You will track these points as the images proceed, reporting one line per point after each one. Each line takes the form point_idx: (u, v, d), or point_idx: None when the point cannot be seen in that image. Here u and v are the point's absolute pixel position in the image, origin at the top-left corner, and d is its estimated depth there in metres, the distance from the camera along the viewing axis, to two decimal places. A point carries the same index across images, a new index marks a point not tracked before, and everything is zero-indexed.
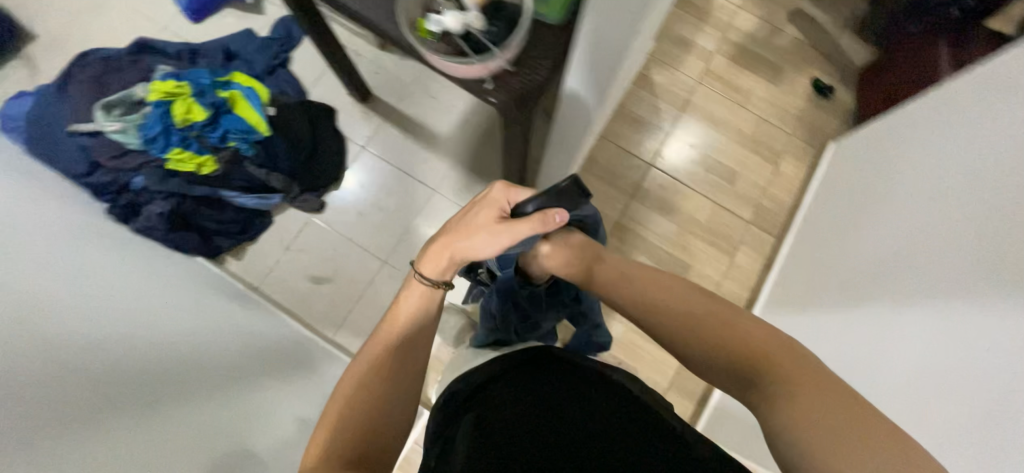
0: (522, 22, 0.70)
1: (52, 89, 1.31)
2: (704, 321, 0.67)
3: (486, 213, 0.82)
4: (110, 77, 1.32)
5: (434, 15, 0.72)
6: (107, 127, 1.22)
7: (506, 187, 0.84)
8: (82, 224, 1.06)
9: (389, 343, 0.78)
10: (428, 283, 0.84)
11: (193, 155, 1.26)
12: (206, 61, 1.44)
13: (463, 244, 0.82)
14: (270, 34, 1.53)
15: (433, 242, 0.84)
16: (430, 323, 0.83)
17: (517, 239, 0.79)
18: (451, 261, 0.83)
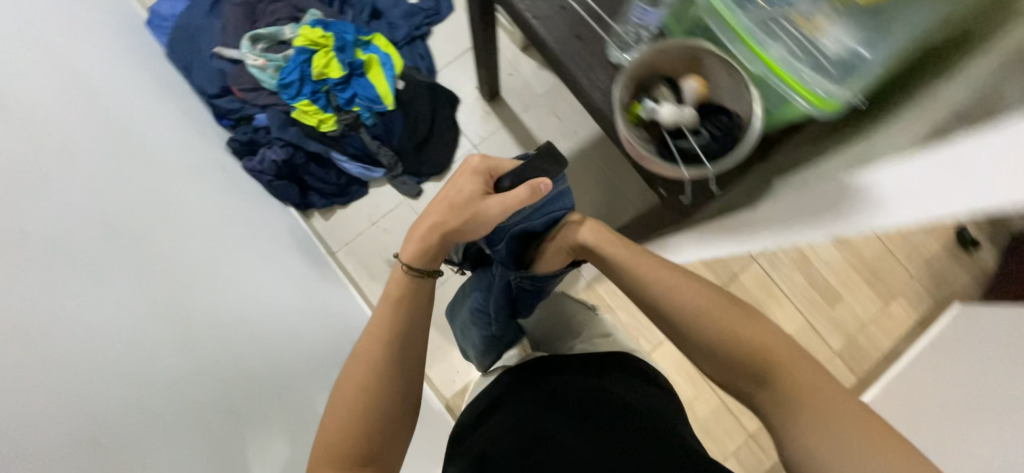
0: (743, 145, 0.66)
1: (209, 1, 1.31)
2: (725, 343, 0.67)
3: (469, 183, 0.79)
4: (262, 5, 1.30)
5: (650, 102, 0.69)
6: (249, 59, 1.22)
7: (483, 157, 0.82)
8: (199, 167, 1.09)
9: (380, 352, 0.75)
10: (416, 274, 0.79)
11: (317, 110, 1.25)
12: (352, 13, 1.41)
13: (457, 225, 0.78)
14: (418, 2, 1.48)
15: (414, 230, 0.81)
16: (413, 314, 0.78)
17: (507, 208, 0.76)
18: (440, 243, 0.79)
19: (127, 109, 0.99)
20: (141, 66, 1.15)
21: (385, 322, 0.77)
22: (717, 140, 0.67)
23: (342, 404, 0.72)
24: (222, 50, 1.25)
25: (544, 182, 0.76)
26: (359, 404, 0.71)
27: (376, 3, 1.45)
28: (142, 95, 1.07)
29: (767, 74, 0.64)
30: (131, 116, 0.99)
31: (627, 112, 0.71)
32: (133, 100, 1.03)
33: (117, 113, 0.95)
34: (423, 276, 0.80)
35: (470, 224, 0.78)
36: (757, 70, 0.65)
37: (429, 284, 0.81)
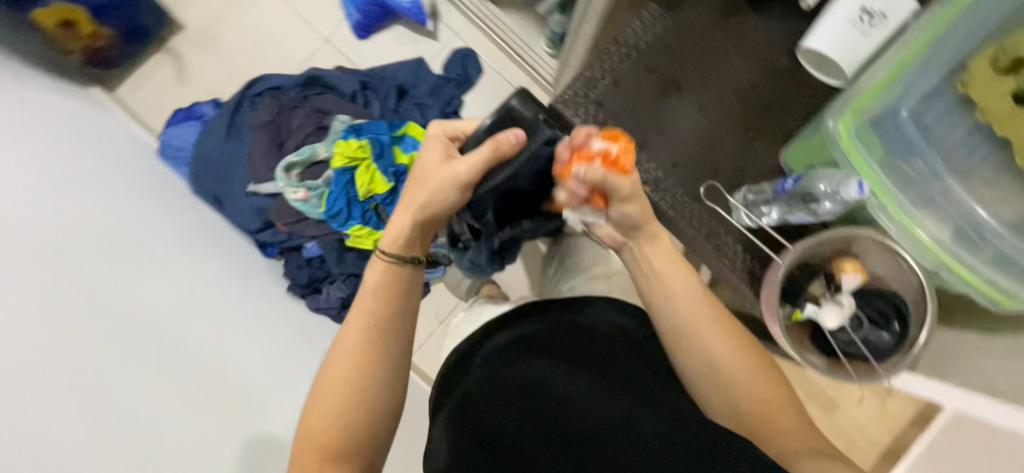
0: (928, 314, 0.62)
1: (224, 122, 1.19)
2: (719, 359, 0.62)
3: (434, 150, 0.78)
4: (285, 118, 1.18)
5: (809, 306, 0.66)
6: (289, 193, 1.12)
7: (443, 122, 0.81)
8: (258, 336, 1.00)
9: (359, 334, 0.70)
10: (393, 260, 0.74)
11: (372, 231, 1.16)
12: (378, 101, 1.27)
13: (426, 198, 0.75)
14: (444, 72, 1.33)
15: (397, 211, 0.79)
16: (399, 291, 0.74)
17: (477, 165, 0.74)
18: (416, 223, 0.76)
19: (166, 278, 0.89)
20: (168, 215, 1.05)
21: (370, 301, 0.72)
22: (879, 325, 0.66)
23: (339, 376, 0.68)
24: (258, 185, 1.14)
25: (513, 130, 0.72)
26: (351, 394, 0.68)
27: (400, 82, 1.30)
28: (179, 256, 0.98)
29: (943, 270, 0.61)
30: (172, 284, 0.89)
31: (789, 315, 0.68)
32: (170, 264, 0.93)
33: (156, 288, 0.86)
34: (395, 263, 0.74)
35: (441, 195, 0.75)
36: (930, 262, 0.61)
37: (412, 270, 0.76)
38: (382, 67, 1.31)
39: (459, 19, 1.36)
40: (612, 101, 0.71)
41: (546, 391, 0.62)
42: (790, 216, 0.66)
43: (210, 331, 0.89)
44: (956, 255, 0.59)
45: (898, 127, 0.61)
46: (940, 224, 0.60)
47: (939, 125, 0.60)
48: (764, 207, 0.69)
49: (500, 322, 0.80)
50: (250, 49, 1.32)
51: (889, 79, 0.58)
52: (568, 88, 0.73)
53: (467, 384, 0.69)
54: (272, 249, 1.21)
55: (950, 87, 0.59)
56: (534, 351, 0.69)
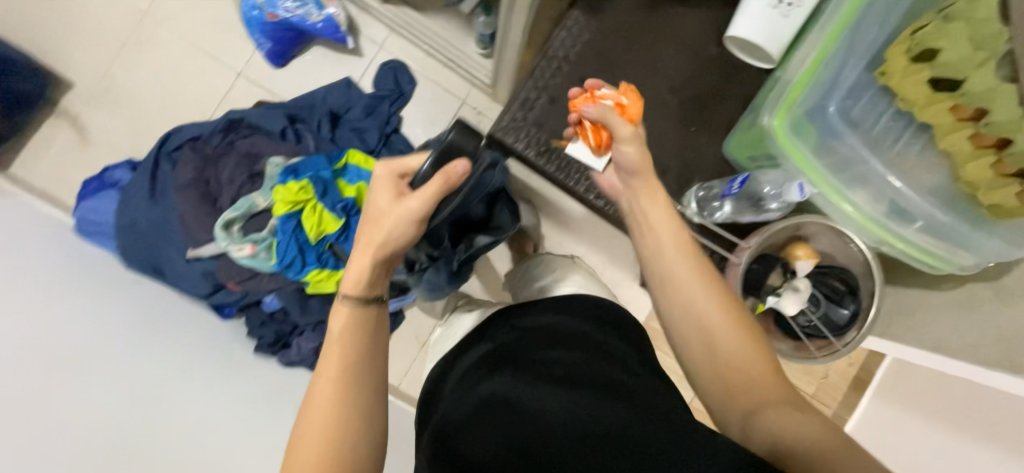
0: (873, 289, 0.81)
1: (143, 185, 1.09)
2: (706, 313, 0.60)
3: (383, 191, 0.75)
4: (212, 170, 1.09)
5: (772, 298, 0.86)
6: (234, 251, 1.04)
7: (387, 160, 0.77)
8: (228, 406, 0.95)
9: (330, 383, 0.65)
10: (354, 303, 0.71)
11: (331, 273, 1.11)
12: (310, 133, 1.19)
13: (384, 240, 0.72)
14: (375, 89, 1.26)
15: (354, 253, 0.75)
16: (369, 332, 0.71)
17: (429, 202, 0.72)
18: (376, 264, 0.73)
19: (117, 366, 0.83)
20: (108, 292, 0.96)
21: (339, 346, 0.68)
22: (834, 301, 0.85)
23: (315, 427, 0.63)
24: (197, 250, 1.06)
25: (458, 163, 0.73)
26: (329, 454, 0.62)
27: (330, 107, 1.23)
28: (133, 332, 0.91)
29: (881, 243, 0.77)
30: (123, 372, 0.84)
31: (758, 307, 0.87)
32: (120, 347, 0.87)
33: (106, 382, 0.80)
34: (361, 305, 0.71)
35: (398, 233, 0.73)
36: (872, 238, 0.78)
37: (378, 308, 0.73)
38: (307, 95, 1.23)
39: (380, 30, 1.29)
40: (551, 117, 0.88)
41: (520, 404, 0.62)
42: (741, 216, 0.84)
43: (172, 417, 0.85)
44: (886, 226, 0.75)
45: (829, 122, 0.73)
46: (871, 194, 0.75)
47: (863, 117, 0.74)
48: (716, 204, 0.86)
49: (477, 339, 0.82)
50: (157, 97, 1.21)
51: (808, 77, 0.72)
52: (507, 114, 0.87)
53: (443, 412, 0.69)
54: (229, 309, 1.15)
55: (870, 80, 0.74)
56: (498, 365, 0.70)
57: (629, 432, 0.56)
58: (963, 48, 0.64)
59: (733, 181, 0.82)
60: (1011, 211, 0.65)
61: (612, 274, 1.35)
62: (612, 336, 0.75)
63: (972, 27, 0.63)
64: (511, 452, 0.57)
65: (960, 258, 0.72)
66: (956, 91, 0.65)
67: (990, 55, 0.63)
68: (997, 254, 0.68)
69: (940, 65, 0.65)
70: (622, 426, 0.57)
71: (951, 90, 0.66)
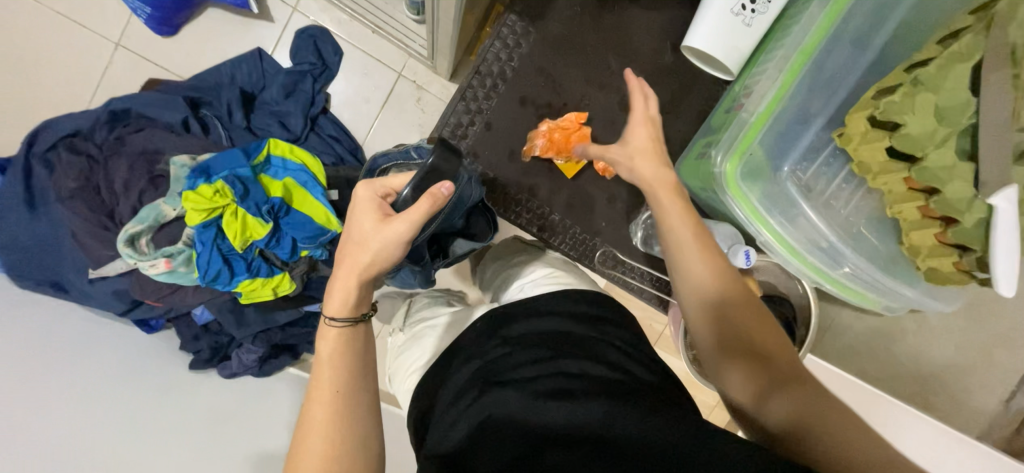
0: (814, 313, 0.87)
1: (18, 193, 0.92)
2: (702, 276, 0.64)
3: (367, 212, 0.73)
4: (103, 173, 0.93)
5: None
6: (146, 269, 0.92)
7: (369, 181, 0.76)
8: (172, 423, 0.89)
9: (324, 405, 0.64)
10: (342, 325, 0.70)
11: (265, 280, 1.02)
12: (220, 120, 1.03)
13: (371, 260, 0.71)
14: (293, 61, 1.09)
15: (333, 277, 0.73)
16: (359, 349, 0.71)
17: (418, 225, 0.72)
18: (362, 285, 0.72)
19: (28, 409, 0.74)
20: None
21: (329, 370, 0.67)
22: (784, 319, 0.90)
23: (310, 452, 0.62)
24: (98, 270, 0.92)
25: (443, 186, 0.72)
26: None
27: (241, 88, 1.06)
28: (39, 364, 0.80)
29: (821, 282, 0.84)
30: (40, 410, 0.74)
31: None
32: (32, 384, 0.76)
33: (17, 424, 0.71)
34: (351, 326, 0.70)
35: (383, 256, 0.72)
36: (810, 279, 0.86)
37: (365, 327, 0.72)
38: (211, 72, 1.04)
39: None
40: (490, 136, 1.00)
41: (518, 420, 0.58)
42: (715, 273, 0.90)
43: (112, 445, 0.79)
44: (824, 271, 0.82)
45: (779, 173, 0.85)
46: (803, 237, 0.82)
47: (816, 180, 0.87)
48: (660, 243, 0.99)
49: (461, 355, 0.75)
50: (13, 78, 0.99)
51: (767, 115, 0.78)
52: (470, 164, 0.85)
53: (431, 443, 0.63)
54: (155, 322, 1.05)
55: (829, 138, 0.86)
56: (482, 387, 0.65)
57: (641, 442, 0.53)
58: (926, 124, 0.72)
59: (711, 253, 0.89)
60: (947, 274, 0.76)
61: None
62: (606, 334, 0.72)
63: (937, 97, 0.72)
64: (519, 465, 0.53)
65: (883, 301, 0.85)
66: (911, 165, 0.75)
67: (950, 131, 0.72)
68: (917, 302, 0.83)
69: (899, 136, 0.73)
70: (633, 432, 0.54)
71: (910, 160, 0.75)
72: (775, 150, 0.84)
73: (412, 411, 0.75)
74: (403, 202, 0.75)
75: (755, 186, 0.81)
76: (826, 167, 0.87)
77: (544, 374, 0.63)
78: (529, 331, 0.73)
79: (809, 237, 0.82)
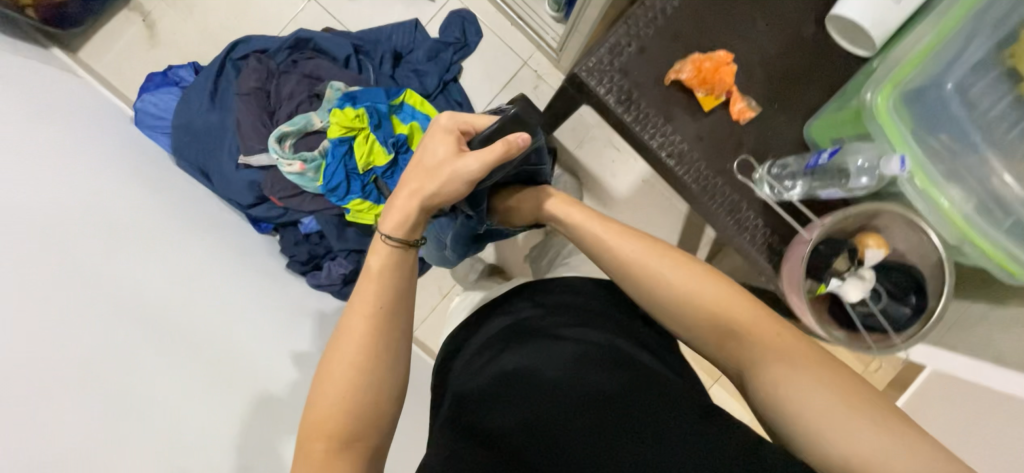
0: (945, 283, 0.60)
1: (206, 88, 1.11)
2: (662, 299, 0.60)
3: (444, 141, 0.71)
4: (274, 84, 1.10)
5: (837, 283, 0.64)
6: (284, 166, 1.05)
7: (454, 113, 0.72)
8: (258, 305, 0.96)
9: (365, 318, 0.61)
10: (396, 244, 0.67)
11: (372, 205, 1.11)
12: (373, 66, 1.19)
13: (436, 191, 0.68)
14: (441, 35, 1.26)
15: (397, 194, 0.70)
16: (405, 278, 0.66)
17: (488, 167, 0.67)
18: (423, 211, 0.69)
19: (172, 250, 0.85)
20: (151, 185, 0.98)
21: (376, 286, 0.64)
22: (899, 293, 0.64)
23: (345, 360, 0.60)
24: (248, 159, 1.07)
25: (524, 136, 0.67)
26: (356, 392, 0.59)
27: (395, 46, 1.23)
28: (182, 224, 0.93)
29: (965, 243, 0.57)
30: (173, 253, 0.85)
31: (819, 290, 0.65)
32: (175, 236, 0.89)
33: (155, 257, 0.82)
34: (402, 248, 0.67)
35: (449, 190, 0.69)
36: (951, 235, 0.58)
37: (415, 254, 0.68)
38: (374, 30, 1.23)
39: None
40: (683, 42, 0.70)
41: (538, 380, 0.59)
42: (820, 191, 0.66)
43: (213, 305, 0.87)
44: (975, 225, 0.55)
45: (936, 102, 0.55)
46: (954, 178, 0.55)
47: None
48: (790, 180, 0.68)
49: (494, 311, 0.77)
50: (227, 9, 1.22)
51: (931, 49, 0.54)
52: (592, 54, 0.67)
53: (456, 386, 0.66)
54: (265, 225, 1.17)
55: (997, 55, 0.54)
56: (514, 341, 0.66)
57: (671, 431, 0.51)
58: None
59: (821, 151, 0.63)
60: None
61: None
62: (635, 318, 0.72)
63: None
64: (534, 425, 0.54)
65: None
66: None
67: None
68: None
69: None
70: (663, 420, 0.53)
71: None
72: None
73: (443, 350, 0.78)
74: (479, 141, 0.71)
75: (914, 117, 0.56)
76: None
77: (569, 345, 0.63)
78: (569, 302, 0.73)
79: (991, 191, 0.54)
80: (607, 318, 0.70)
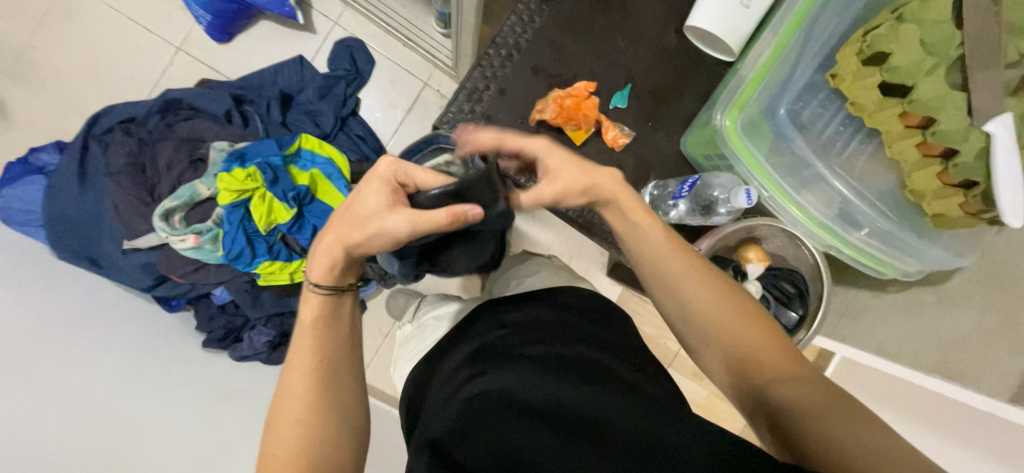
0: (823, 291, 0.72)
1: (73, 171, 1.01)
2: (685, 288, 0.52)
3: (378, 192, 0.55)
4: (150, 155, 1.03)
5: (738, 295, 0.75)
6: (176, 243, 0.97)
7: (398, 160, 0.56)
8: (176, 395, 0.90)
9: (306, 376, 0.53)
10: (327, 293, 0.56)
11: (284, 264, 1.06)
12: (260, 116, 1.12)
13: (362, 245, 0.54)
14: (330, 69, 1.18)
15: (319, 234, 0.57)
16: (341, 330, 0.57)
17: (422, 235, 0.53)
18: (353, 260, 0.57)
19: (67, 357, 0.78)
20: None
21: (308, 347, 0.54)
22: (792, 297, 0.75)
23: (294, 437, 0.51)
24: (134, 241, 0.99)
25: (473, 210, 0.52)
26: (309, 456, 0.51)
27: (281, 88, 1.15)
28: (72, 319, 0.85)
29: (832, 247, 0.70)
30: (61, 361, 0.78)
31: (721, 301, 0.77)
32: (78, 338, 0.82)
33: None
34: (334, 295, 0.57)
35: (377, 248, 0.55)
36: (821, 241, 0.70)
37: (352, 298, 0.59)
38: (255, 74, 1.14)
39: (333, 4, 1.20)
40: (560, 68, 0.69)
41: (510, 403, 0.54)
42: (688, 221, 0.72)
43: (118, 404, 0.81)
44: (838, 233, 0.67)
45: (778, 124, 0.67)
46: (821, 200, 0.68)
47: (813, 120, 0.68)
48: (670, 202, 0.72)
49: (455, 336, 0.72)
50: (84, 74, 1.11)
51: (767, 69, 0.64)
52: (452, 104, 0.67)
53: (421, 428, 0.58)
54: (176, 301, 1.09)
55: (823, 81, 0.67)
56: (482, 365, 0.60)
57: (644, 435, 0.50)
58: (912, 52, 0.58)
59: (684, 181, 0.70)
60: (953, 221, 0.61)
61: (579, 263, 1.32)
62: (598, 325, 0.67)
63: (923, 31, 0.58)
64: (510, 457, 0.49)
65: (905, 265, 0.68)
66: (906, 96, 0.60)
67: (939, 61, 0.58)
68: (891, 234, 0.66)
69: (891, 68, 0.59)
70: (631, 427, 0.51)
71: (899, 97, 0.60)
72: (789, 76, 0.67)
73: (402, 402, 0.71)
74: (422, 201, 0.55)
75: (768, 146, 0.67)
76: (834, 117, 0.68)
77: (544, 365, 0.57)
78: (532, 317, 0.67)
79: (829, 201, 0.67)
80: (574, 327, 0.65)
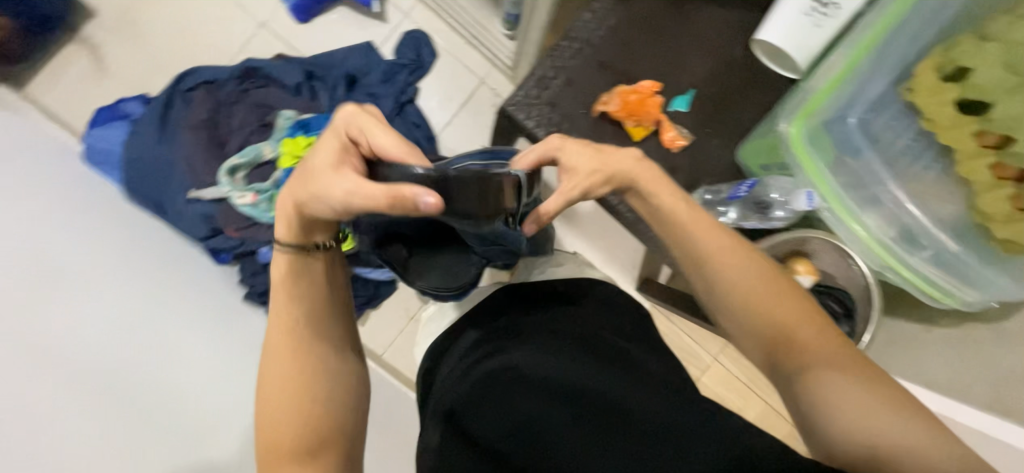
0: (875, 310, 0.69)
1: (154, 122, 1.10)
2: (735, 272, 0.52)
3: (325, 148, 0.50)
4: (226, 116, 1.11)
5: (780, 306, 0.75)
6: (237, 198, 1.05)
7: (358, 114, 0.51)
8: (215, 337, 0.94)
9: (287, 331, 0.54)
10: (287, 252, 0.55)
11: None
12: (326, 92, 1.19)
13: (307, 205, 0.50)
14: (396, 57, 1.25)
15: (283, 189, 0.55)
16: (318, 287, 0.56)
17: (359, 205, 0.47)
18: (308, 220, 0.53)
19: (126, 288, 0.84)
20: None
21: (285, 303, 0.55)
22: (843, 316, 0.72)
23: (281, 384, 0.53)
24: (197, 192, 1.08)
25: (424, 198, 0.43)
26: (297, 400, 0.53)
27: (349, 70, 1.21)
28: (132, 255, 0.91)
29: (887, 269, 0.68)
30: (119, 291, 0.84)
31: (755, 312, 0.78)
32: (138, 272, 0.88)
33: None
34: (297, 254, 0.55)
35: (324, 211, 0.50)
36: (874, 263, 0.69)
37: (316, 260, 0.57)
38: (327, 54, 1.22)
39: None
40: (626, 68, 0.71)
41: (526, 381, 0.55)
42: (744, 223, 0.73)
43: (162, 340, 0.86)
44: (895, 252, 0.67)
45: (846, 133, 0.70)
46: (883, 217, 0.69)
47: (884, 132, 0.71)
48: (722, 206, 0.74)
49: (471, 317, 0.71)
50: (176, 38, 1.21)
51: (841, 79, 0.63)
52: (520, 88, 0.70)
53: (438, 395, 0.60)
54: (223, 255, 1.11)
55: (897, 95, 0.70)
56: (501, 342, 0.61)
57: (656, 415, 0.51)
58: (995, 72, 0.61)
59: (741, 184, 0.72)
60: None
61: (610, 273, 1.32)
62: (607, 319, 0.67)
63: (1009, 53, 0.60)
64: (524, 433, 0.50)
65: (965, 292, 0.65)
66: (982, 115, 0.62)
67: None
68: (951, 255, 0.67)
69: (972, 85, 0.62)
70: (645, 408, 0.52)
71: (977, 114, 0.63)
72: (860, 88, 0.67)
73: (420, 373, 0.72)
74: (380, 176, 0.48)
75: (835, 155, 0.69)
76: (901, 134, 0.70)
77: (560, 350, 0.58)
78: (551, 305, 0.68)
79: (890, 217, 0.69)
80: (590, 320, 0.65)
